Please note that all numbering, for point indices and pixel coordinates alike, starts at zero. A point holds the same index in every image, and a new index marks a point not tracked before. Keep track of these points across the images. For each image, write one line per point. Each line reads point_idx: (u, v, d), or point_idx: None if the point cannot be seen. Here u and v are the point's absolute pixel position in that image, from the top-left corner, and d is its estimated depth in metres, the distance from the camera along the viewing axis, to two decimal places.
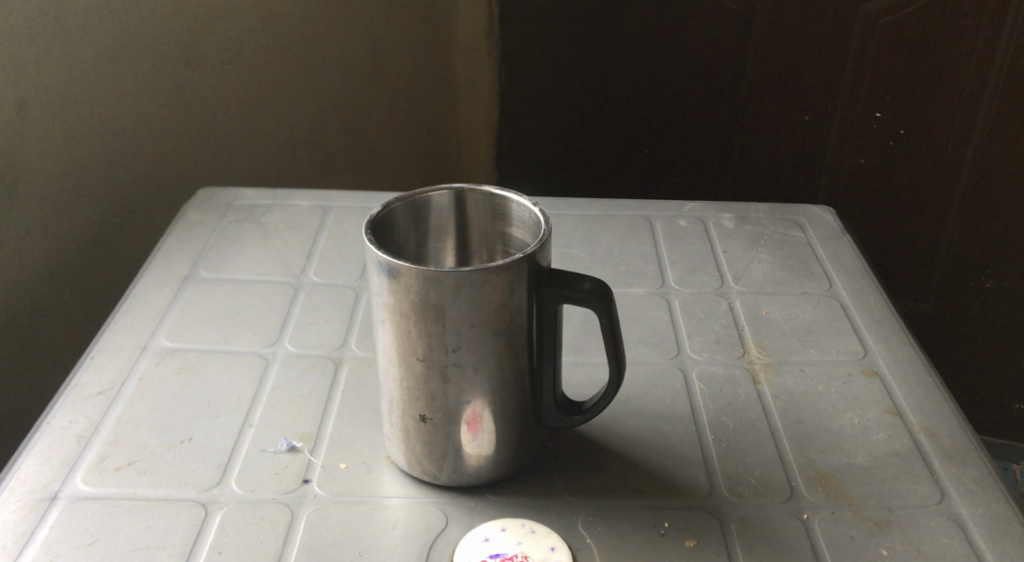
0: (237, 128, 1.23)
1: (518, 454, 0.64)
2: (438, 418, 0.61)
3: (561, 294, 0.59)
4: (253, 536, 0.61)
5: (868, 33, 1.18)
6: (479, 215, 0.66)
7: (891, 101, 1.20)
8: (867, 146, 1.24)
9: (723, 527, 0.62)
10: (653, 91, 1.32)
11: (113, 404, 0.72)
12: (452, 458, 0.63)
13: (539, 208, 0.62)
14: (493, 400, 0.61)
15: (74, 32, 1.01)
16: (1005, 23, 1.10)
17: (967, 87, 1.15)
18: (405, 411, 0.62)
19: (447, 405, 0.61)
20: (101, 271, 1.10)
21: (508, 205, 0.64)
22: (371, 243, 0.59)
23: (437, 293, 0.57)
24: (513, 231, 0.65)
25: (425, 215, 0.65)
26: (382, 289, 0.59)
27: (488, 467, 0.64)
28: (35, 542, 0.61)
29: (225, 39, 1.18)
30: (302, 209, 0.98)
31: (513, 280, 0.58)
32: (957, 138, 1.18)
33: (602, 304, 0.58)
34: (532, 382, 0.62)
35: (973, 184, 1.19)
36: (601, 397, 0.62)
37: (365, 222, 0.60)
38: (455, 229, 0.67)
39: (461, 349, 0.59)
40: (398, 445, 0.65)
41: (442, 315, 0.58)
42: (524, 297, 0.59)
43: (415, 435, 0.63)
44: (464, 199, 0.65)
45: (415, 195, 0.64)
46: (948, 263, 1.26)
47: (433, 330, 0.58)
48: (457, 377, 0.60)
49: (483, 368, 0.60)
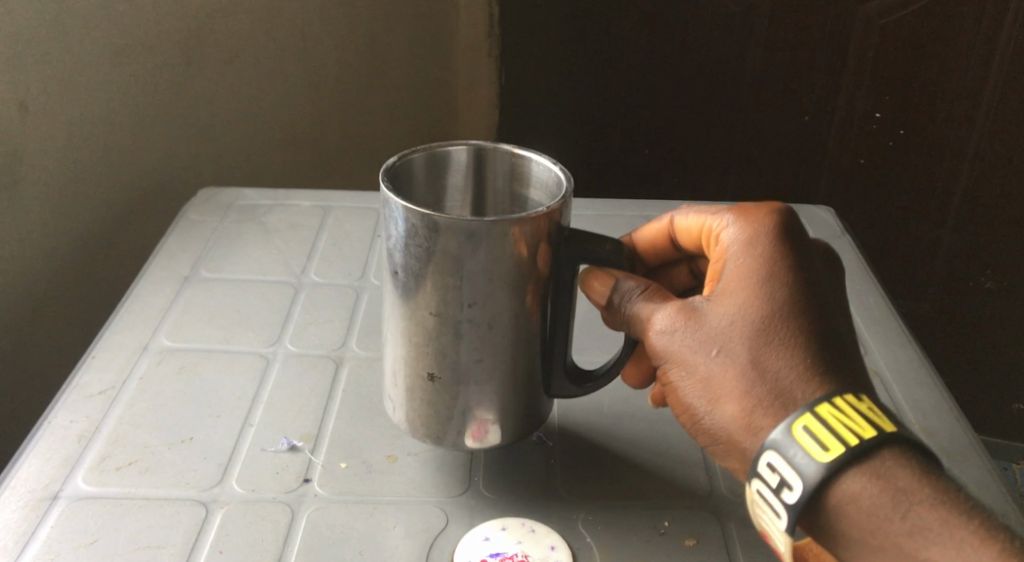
0: (239, 126, 1.23)
1: (523, 420, 0.64)
2: (447, 376, 0.61)
3: (586, 255, 0.60)
4: (254, 536, 0.61)
5: (867, 32, 1.17)
6: (497, 175, 0.66)
7: (891, 101, 1.19)
8: (868, 147, 1.23)
9: (723, 528, 0.63)
10: (651, 92, 1.30)
11: (113, 405, 0.72)
12: (460, 418, 0.63)
13: (559, 166, 0.62)
14: (504, 358, 0.61)
15: (76, 33, 1.00)
16: (1004, 23, 1.09)
17: (967, 87, 1.14)
18: (411, 370, 0.62)
19: (458, 363, 0.60)
20: (100, 274, 1.09)
21: (528, 166, 0.64)
22: (388, 192, 0.58)
23: (456, 245, 0.56)
24: (531, 193, 0.65)
25: (441, 172, 0.66)
26: (399, 239, 0.58)
27: (494, 431, 0.64)
28: (35, 542, 0.61)
29: (225, 39, 1.17)
30: (302, 209, 0.99)
31: (535, 237, 0.57)
32: (958, 137, 1.17)
33: (622, 261, 0.61)
34: (544, 346, 0.62)
35: (973, 184, 1.18)
36: (614, 363, 0.63)
37: (381, 170, 0.60)
38: (472, 191, 0.67)
39: (476, 305, 0.58)
40: (402, 407, 0.64)
41: (460, 267, 0.57)
42: (545, 256, 0.59)
43: (421, 395, 0.62)
44: (484, 159, 0.65)
45: (434, 149, 0.64)
46: (947, 263, 1.25)
47: (450, 284, 0.58)
48: (470, 334, 0.59)
49: (497, 326, 0.59)
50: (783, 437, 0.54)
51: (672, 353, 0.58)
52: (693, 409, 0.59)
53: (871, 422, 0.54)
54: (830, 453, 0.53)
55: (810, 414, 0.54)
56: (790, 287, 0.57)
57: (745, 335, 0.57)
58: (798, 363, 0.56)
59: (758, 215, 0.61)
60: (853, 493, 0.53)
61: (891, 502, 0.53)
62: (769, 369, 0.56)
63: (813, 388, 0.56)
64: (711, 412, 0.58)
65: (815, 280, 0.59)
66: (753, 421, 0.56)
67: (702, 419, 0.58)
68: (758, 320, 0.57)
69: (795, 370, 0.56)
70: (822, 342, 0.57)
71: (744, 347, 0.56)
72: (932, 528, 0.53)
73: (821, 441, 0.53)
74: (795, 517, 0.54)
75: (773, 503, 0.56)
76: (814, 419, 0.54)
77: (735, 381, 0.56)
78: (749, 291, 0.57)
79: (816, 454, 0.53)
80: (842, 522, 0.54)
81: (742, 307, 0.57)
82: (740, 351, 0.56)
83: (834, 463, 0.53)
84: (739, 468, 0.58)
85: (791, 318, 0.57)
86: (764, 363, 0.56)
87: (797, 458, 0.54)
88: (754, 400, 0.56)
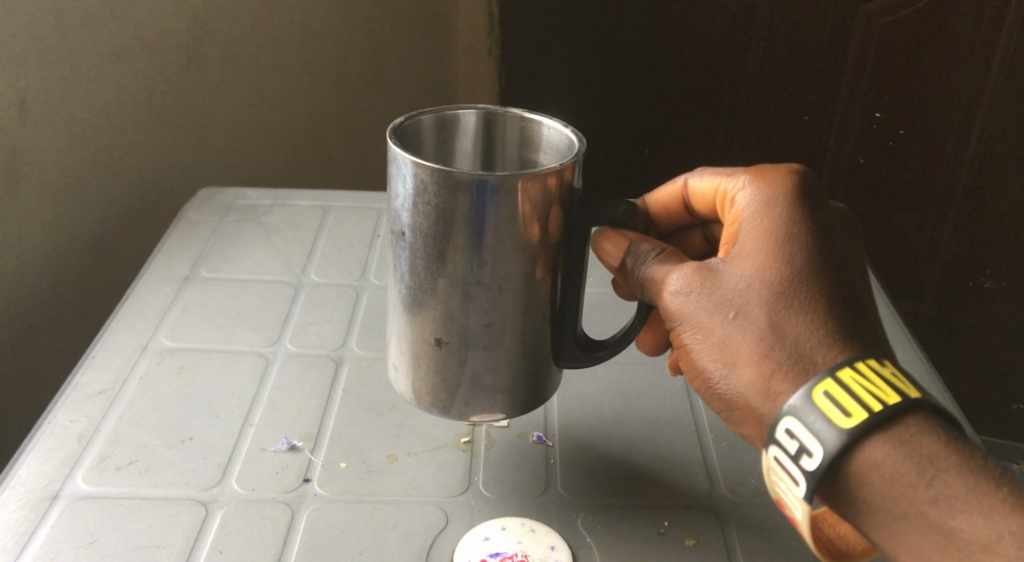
0: (239, 126, 1.23)
1: (529, 389, 0.63)
2: (454, 341, 0.60)
3: (597, 214, 0.59)
4: (254, 536, 0.61)
5: (867, 34, 1.16)
6: (507, 140, 0.65)
7: (891, 102, 1.19)
8: (867, 146, 1.23)
9: (723, 528, 0.63)
10: (650, 93, 1.29)
11: (113, 404, 0.72)
12: (467, 387, 0.62)
13: (570, 128, 0.60)
14: (515, 322, 0.60)
15: (76, 32, 1.00)
16: (1004, 21, 1.09)
17: (967, 86, 1.14)
18: (417, 336, 0.61)
19: (466, 329, 0.59)
20: (99, 273, 1.09)
21: (538, 131, 0.63)
22: (396, 147, 0.57)
23: (467, 202, 0.55)
24: (540, 157, 0.64)
25: (450, 136, 0.64)
26: (406, 197, 0.57)
27: (500, 399, 0.63)
28: (35, 542, 0.61)
29: (225, 38, 1.17)
30: (302, 208, 0.99)
31: (547, 196, 0.56)
32: (958, 136, 1.17)
33: (636, 223, 0.61)
34: (555, 313, 0.62)
35: (973, 183, 1.18)
36: (625, 333, 0.64)
37: (389, 127, 0.59)
38: (481, 157, 0.65)
39: (487, 266, 0.57)
40: (406, 375, 0.63)
41: (473, 226, 0.56)
42: (558, 216, 0.58)
43: (427, 362, 0.61)
44: (494, 123, 0.64)
45: (444, 111, 0.63)
46: (947, 261, 1.24)
47: (462, 244, 0.56)
48: (479, 296, 0.58)
49: (509, 287, 0.58)
50: (802, 402, 0.54)
51: (689, 316, 0.59)
52: (709, 374, 0.59)
53: (895, 388, 0.53)
54: (852, 418, 0.52)
55: (831, 378, 0.53)
56: (808, 251, 0.58)
57: (763, 298, 0.57)
58: (817, 328, 0.56)
59: (776, 181, 0.62)
60: (876, 461, 0.52)
61: (916, 469, 0.52)
62: (788, 333, 0.56)
63: (833, 354, 0.55)
64: (727, 376, 0.58)
65: (832, 249, 0.59)
66: (771, 386, 0.56)
67: (717, 384, 0.58)
68: (775, 283, 0.57)
69: (814, 335, 0.56)
70: (840, 310, 0.57)
71: (762, 311, 0.57)
72: (958, 496, 0.51)
73: (842, 407, 0.52)
74: (814, 484, 0.53)
75: (790, 469, 0.55)
76: (835, 384, 0.53)
77: (752, 344, 0.57)
78: (767, 254, 0.58)
79: (837, 420, 0.52)
80: (864, 488, 0.53)
81: (760, 270, 0.58)
82: (758, 313, 0.57)
83: (857, 429, 0.52)
84: (755, 435, 0.58)
85: (809, 283, 0.57)
86: (781, 326, 0.56)
87: (816, 425, 0.53)
88: (772, 364, 0.56)
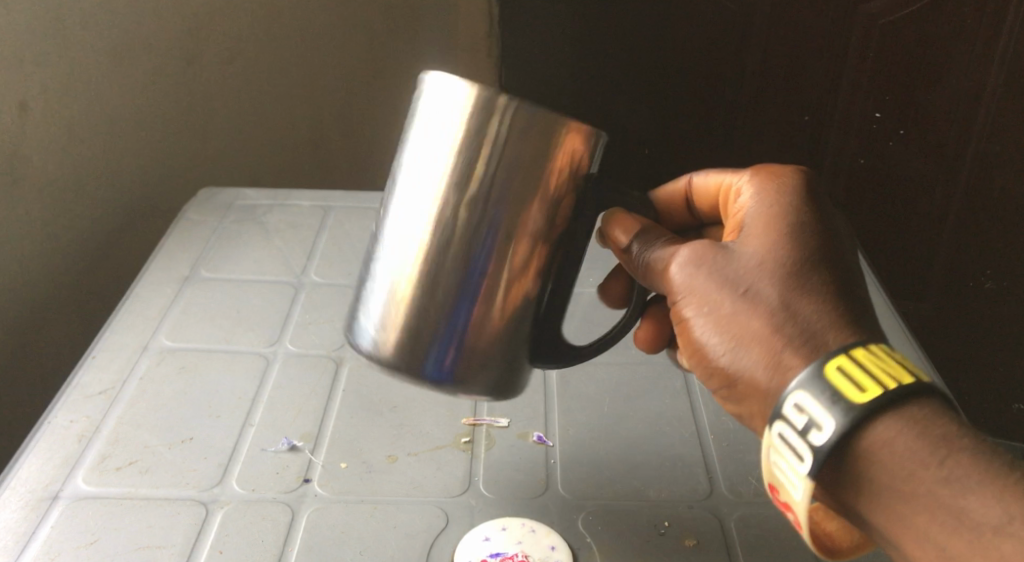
0: (238, 126, 1.23)
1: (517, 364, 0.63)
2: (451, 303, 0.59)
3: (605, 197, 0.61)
4: (253, 536, 0.62)
5: (866, 33, 1.10)
6: None
7: (891, 102, 1.13)
8: (866, 147, 1.17)
9: (723, 528, 0.63)
10: None
11: (113, 404, 0.72)
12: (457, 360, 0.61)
13: None
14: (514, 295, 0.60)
15: (75, 32, 1.00)
16: (1005, 20, 1.04)
17: (967, 86, 1.09)
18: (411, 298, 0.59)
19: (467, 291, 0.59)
20: (99, 274, 1.09)
21: None
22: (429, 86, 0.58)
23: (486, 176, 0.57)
24: None
25: None
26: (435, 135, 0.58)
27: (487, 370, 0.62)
28: (35, 542, 0.61)
29: (224, 38, 1.17)
30: (303, 209, 0.99)
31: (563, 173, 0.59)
32: (958, 136, 1.12)
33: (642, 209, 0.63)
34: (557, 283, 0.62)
35: (973, 186, 1.14)
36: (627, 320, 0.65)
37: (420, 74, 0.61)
38: None
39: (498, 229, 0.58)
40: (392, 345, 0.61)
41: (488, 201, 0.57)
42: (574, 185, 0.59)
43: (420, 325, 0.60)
44: None
45: None
46: (945, 263, 1.21)
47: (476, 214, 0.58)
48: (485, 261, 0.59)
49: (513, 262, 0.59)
50: (812, 376, 0.53)
51: (699, 290, 0.59)
52: (714, 350, 0.58)
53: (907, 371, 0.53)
54: (865, 394, 0.52)
55: (844, 355, 0.53)
56: (818, 237, 0.59)
57: (775, 276, 0.57)
58: (827, 309, 0.56)
59: (786, 173, 0.63)
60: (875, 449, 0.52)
61: (919, 464, 0.52)
62: (798, 311, 0.56)
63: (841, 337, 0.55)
64: (733, 351, 0.57)
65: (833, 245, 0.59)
66: (779, 361, 0.56)
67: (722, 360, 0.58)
68: (785, 261, 0.58)
69: (824, 316, 0.56)
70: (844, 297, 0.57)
71: (774, 288, 0.57)
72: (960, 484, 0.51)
73: (857, 382, 0.52)
74: (821, 458, 0.52)
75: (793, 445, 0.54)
76: (849, 360, 0.53)
77: (762, 319, 0.56)
78: (778, 236, 0.59)
79: (850, 395, 0.52)
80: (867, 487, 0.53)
81: (772, 250, 0.58)
82: (770, 290, 0.57)
83: (868, 405, 0.52)
84: (754, 412, 0.57)
85: (818, 268, 0.57)
86: (792, 304, 0.56)
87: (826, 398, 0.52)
88: (782, 340, 0.56)
